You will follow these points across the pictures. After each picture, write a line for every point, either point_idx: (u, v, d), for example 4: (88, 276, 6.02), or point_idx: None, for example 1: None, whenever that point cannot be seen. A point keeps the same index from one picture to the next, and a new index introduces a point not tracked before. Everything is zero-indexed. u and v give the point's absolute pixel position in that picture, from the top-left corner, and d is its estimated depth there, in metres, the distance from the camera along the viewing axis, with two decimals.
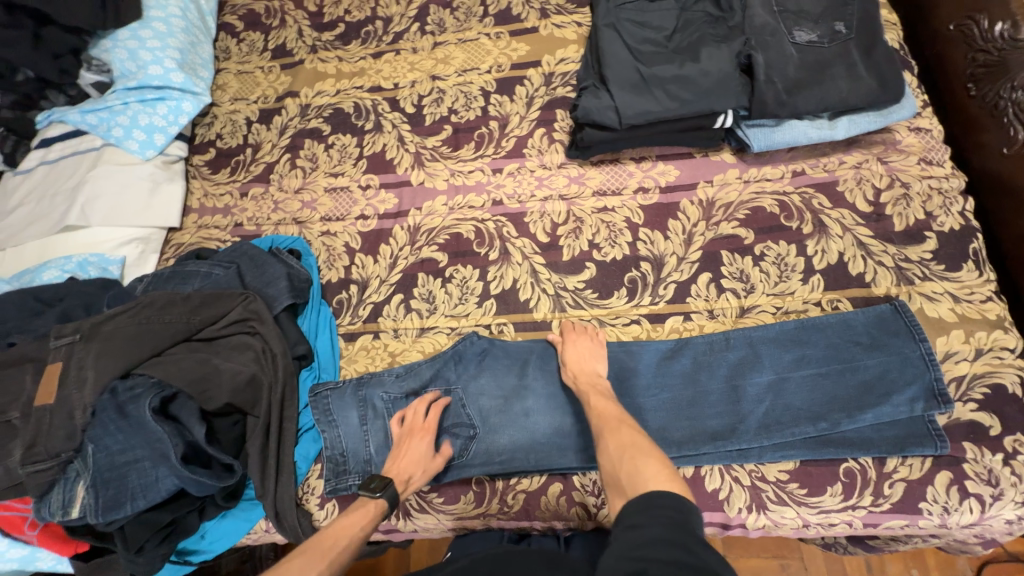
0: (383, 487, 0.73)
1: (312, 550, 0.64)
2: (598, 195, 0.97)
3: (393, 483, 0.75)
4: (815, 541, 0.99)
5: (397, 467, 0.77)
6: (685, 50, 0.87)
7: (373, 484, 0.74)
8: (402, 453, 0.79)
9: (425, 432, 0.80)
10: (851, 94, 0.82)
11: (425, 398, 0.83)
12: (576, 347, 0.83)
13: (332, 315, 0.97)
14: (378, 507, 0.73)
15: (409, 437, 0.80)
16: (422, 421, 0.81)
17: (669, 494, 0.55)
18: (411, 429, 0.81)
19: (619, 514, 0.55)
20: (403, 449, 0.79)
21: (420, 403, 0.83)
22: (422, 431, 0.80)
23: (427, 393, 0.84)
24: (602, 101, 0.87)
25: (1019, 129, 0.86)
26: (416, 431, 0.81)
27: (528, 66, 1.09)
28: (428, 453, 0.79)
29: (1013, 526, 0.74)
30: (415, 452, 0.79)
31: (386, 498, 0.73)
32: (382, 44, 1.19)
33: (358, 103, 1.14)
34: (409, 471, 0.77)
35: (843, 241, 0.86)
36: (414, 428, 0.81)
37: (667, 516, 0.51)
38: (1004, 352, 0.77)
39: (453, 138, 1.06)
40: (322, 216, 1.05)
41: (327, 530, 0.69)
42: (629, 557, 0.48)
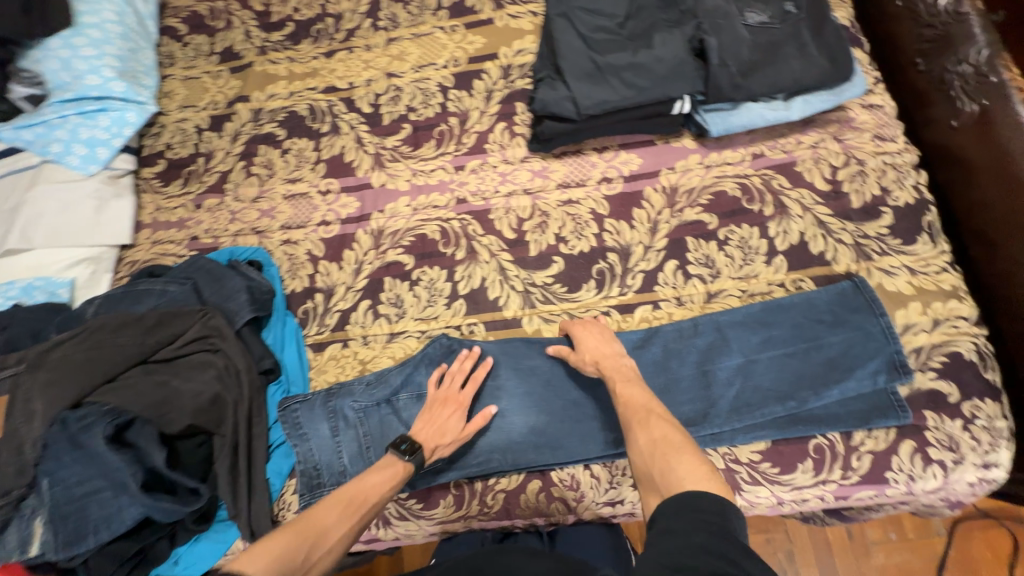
0: (412, 452, 0.75)
1: (342, 506, 0.69)
2: (562, 188, 0.96)
3: (422, 449, 0.76)
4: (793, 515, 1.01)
5: (425, 434, 0.79)
6: (639, 36, 0.86)
7: (403, 447, 0.76)
8: (431, 419, 0.80)
9: (457, 403, 0.81)
10: (804, 75, 0.83)
11: (462, 366, 0.83)
12: (587, 334, 0.81)
13: (298, 326, 0.94)
14: (405, 470, 0.75)
15: (442, 404, 0.81)
16: (457, 391, 0.82)
17: (708, 496, 0.55)
18: (445, 396, 0.82)
19: (656, 515, 0.55)
20: (434, 416, 0.80)
21: (457, 369, 0.83)
22: (455, 402, 0.81)
23: (467, 358, 0.84)
24: (558, 92, 0.86)
25: (966, 101, 0.90)
26: (449, 401, 0.81)
27: (485, 59, 1.07)
28: (460, 423, 0.80)
29: (974, 488, 0.77)
30: (446, 421, 0.80)
31: (413, 463, 0.75)
32: (335, 42, 1.15)
33: (313, 105, 1.10)
34: (439, 439, 0.78)
35: (803, 221, 0.86)
36: (447, 396, 0.82)
37: (709, 523, 0.51)
38: (959, 320, 0.80)
39: (413, 137, 1.04)
40: (281, 224, 1.01)
41: (357, 487, 0.72)
42: (669, 563, 0.48)
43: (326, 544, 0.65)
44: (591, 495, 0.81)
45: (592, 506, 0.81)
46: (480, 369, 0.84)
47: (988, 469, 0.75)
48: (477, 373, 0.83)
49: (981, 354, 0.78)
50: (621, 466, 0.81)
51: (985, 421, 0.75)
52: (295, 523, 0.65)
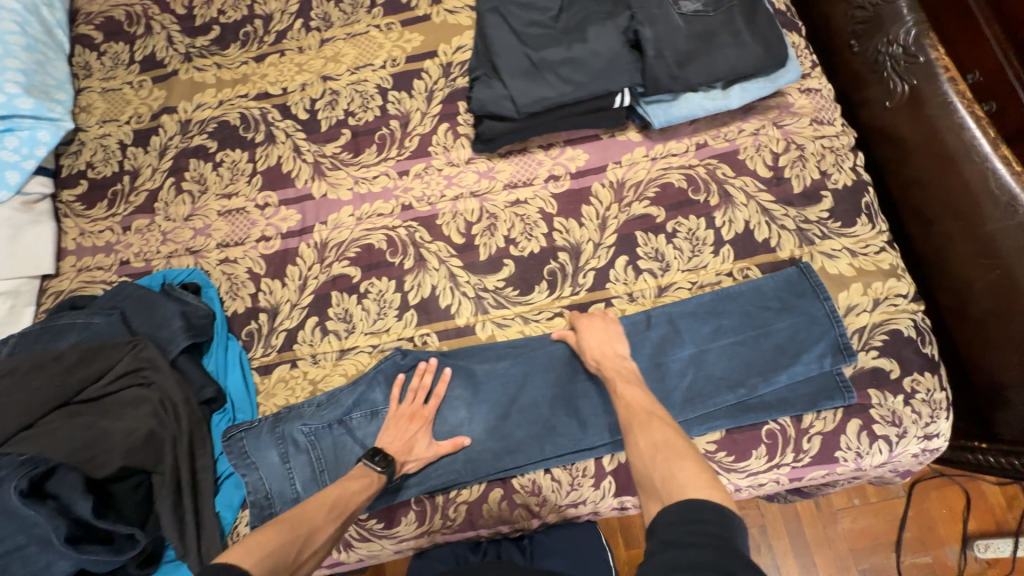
0: (387, 462, 0.74)
1: (328, 510, 0.68)
2: (509, 189, 0.94)
3: (395, 462, 0.75)
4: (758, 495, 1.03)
5: (395, 446, 0.78)
6: (573, 29, 0.83)
7: (378, 457, 0.74)
8: (397, 433, 0.79)
9: (423, 419, 0.80)
10: (740, 62, 0.82)
11: (422, 381, 0.82)
12: (592, 333, 0.80)
13: (242, 349, 0.89)
14: (380, 479, 0.74)
15: (409, 419, 0.80)
16: (422, 406, 0.81)
17: (710, 505, 0.53)
18: (410, 411, 0.81)
19: (656, 523, 0.54)
20: (399, 432, 0.79)
21: (417, 385, 0.82)
22: (421, 418, 0.80)
23: (424, 373, 0.82)
24: (495, 91, 0.83)
25: (897, 82, 0.91)
26: (415, 416, 0.81)
27: (425, 57, 1.03)
28: (427, 442, 0.79)
29: (919, 458, 0.80)
30: (413, 437, 0.79)
31: (387, 473, 0.74)
32: (264, 45, 1.09)
33: (245, 114, 1.04)
34: (406, 454, 0.78)
35: (747, 210, 0.87)
36: (413, 411, 0.81)
37: (711, 537, 0.50)
38: (898, 298, 0.82)
39: (353, 143, 1.00)
40: (218, 242, 0.96)
41: (336, 493, 0.71)
42: None
43: (314, 547, 0.64)
44: (553, 498, 0.80)
45: (555, 509, 0.80)
46: (440, 383, 0.82)
47: (930, 440, 0.78)
48: (438, 389, 0.82)
49: (919, 330, 0.80)
50: (581, 467, 0.80)
51: (925, 394, 0.78)
52: (283, 527, 0.64)
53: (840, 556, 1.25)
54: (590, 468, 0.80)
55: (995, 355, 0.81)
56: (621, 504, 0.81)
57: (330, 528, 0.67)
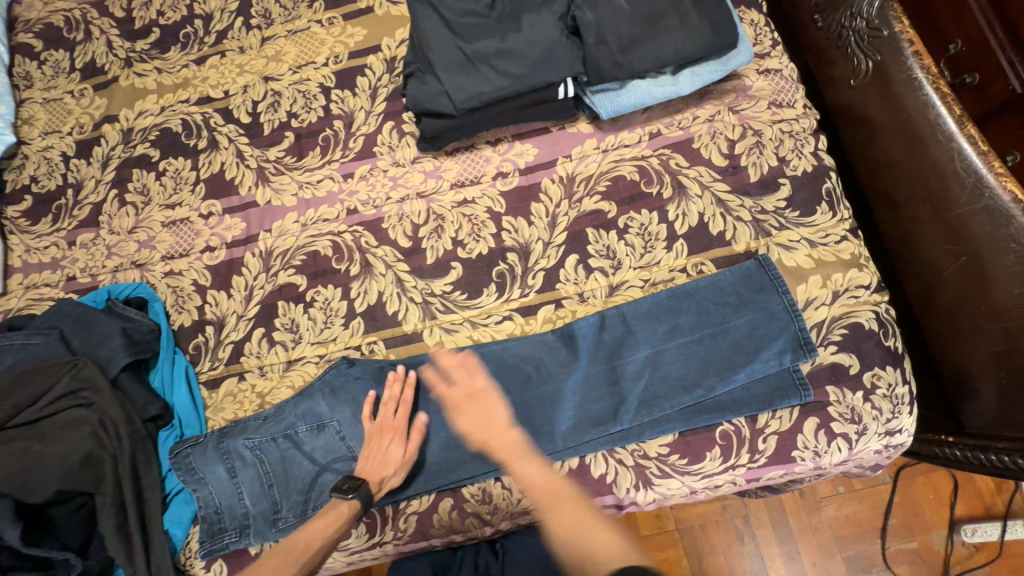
0: (355, 488, 0.73)
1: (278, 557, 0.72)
2: (456, 188, 0.90)
3: (366, 484, 0.74)
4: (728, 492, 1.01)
5: (369, 468, 0.76)
6: (509, 18, 0.79)
7: (346, 486, 0.73)
8: (371, 452, 0.77)
9: (395, 430, 0.77)
10: (687, 45, 0.78)
11: (393, 392, 0.78)
12: (471, 415, 0.77)
13: (189, 363, 0.88)
14: (351, 508, 0.73)
15: (379, 435, 0.77)
16: (392, 418, 0.78)
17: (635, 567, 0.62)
18: (381, 427, 0.78)
19: None
20: (374, 450, 0.77)
21: (387, 398, 0.79)
22: (392, 430, 0.77)
23: (393, 383, 0.79)
24: (430, 88, 0.80)
25: (861, 58, 0.86)
26: (385, 430, 0.78)
27: (367, 53, 0.99)
28: (401, 450, 0.77)
29: (882, 455, 0.77)
30: (388, 450, 0.77)
31: (358, 499, 0.73)
32: (205, 46, 1.05)
33: (187, 120, 1.01)
34: (381, 472, 0.76)
35: (702, 201, 0.83)
36: (383, 426, 0.78)
37: None
38: (859, 290, 0.78)
39: (297, 146, 0.96)
40: (163, 254, 0.94)
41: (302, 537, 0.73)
42: None
43: None
44: (505, 506, 0.78)
45: (507, 517, 0.79)
46: (407, 389, 0.79)
47: (892, 437, 0.75)
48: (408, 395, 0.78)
49: (881, 322, 0.77)
50: None
51: (886, 389, 0.75)
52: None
53: (823, 545, 1.23)
54: None
55: (963, 345, 0.78)
56: None
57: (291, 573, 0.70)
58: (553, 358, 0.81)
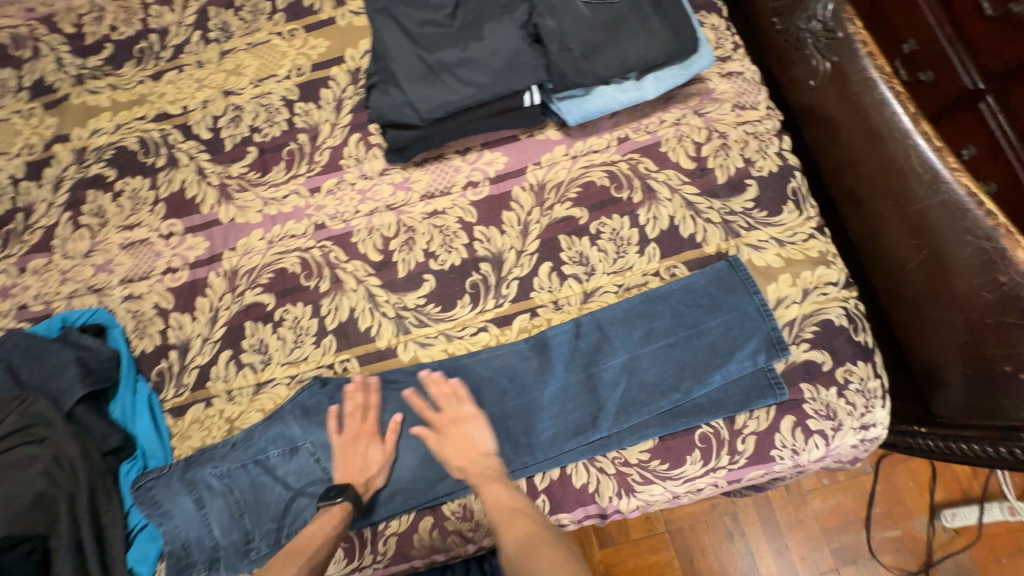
0: (341, 491, 0.71)
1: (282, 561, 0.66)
2: (426, 199, 0.89)
3: (352, 486, 0.73)
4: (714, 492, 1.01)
5: (352, 473, 0.75)
6: (471, 26, 0.78)
7: (331, 491, 0.72)
8: (349, 460, 0.75)
9: (368, 434, 0.77)
10: (649, 50, 0.78)
11: (355, 401, 0.78)
12: (455, 442, 0.75)
13: (152, 391, 0.84)
14: (342, 510, 0.71)
15: (354, 443, 0.76)
16: (363, 423, 0.77)
17: None
18: (354, 434, 0.76)
19: None
20: (350, 458, 0.76)
21: (351, 408, 0.78)
22: (366, 434, 0.77)
23: (354, 392, 0.78)
24: (393, 98, 0.78)
25: (819, 60, 0.88)
26: (359, 436, 0.76)
27: (331, 64, 0.97)
28: (380, 449, 0.77)
29: (859, 449, 0.78)
30: (366, 454, 0.76)
31: (349, 500, 0.71)
32: (161, 61, 1.01)
33: (144, 137, 0.97)
34: (365, 474, 0.75)
35: (672, 204, 0.83)
36: (356, 432, 0.77)
37: None
38: (828, 287, 0.79)
39: (260, 161, 0.94)
40: (121, 278, 0.90)
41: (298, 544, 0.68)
42: None
43: None
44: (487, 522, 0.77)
45: (490, 533, 0.77)
46: (371, 395, 0.79)
47: (868, 430, 0.76)
48: (372, 400, 0.78)
49: (851, 317, 0.78)
50: None
51: (859, 384, 0.76)
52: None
53: (811, 537, 1.24)
54: (522, 487, 0.77)
55: (929, 336, 0.80)
56: (558, 522, 0.77)
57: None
58: (531, 368, 0.80)
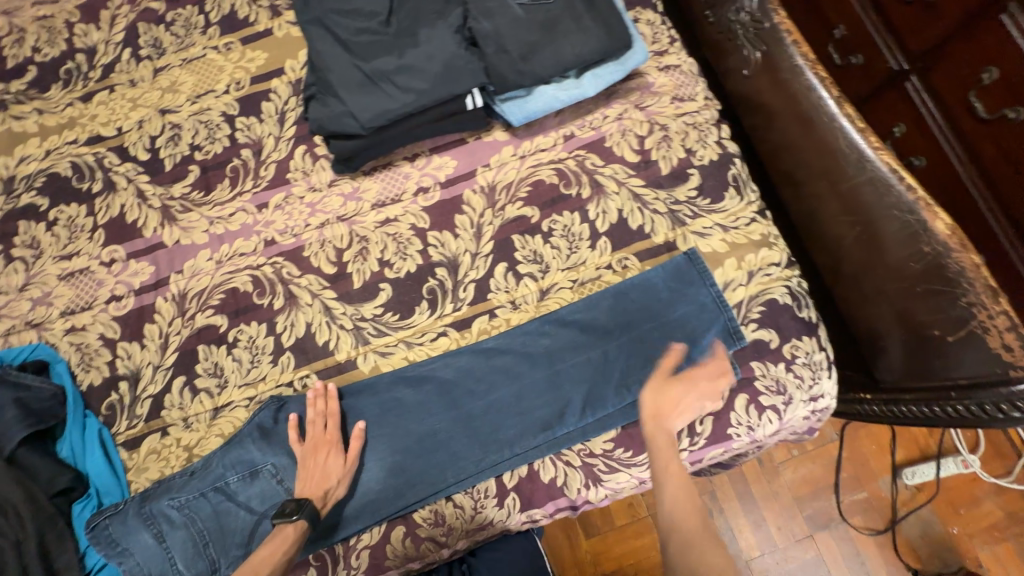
0: (298, 509, 0.70)
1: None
2: (378, 208, 0.88)
3: (309, 502, 0.71)
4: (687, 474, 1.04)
5: (312, 487, 0.73)
6: (406, 32, 0.78)
7: (287, 509, 0.70)
8: (310, 472, 0.74)
9: (329, 444, 0.75)
10: (584, 49, 0.80)
11: (317, 408, 0.77)
12: (660, 396, 0.74)
13: (103, 425, 0.81)
14: (295, 531, 0.70)
15: (314, 453, 0.75)
16: (323, 434, 0.76)
17: None
18: (314, 444, 0.75)
19: None
20: (312, 467, 0.74)
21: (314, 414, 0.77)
22: (326, 444, 0.75)
23: (318, 400, 0.78)
24: (333, 108, 0.78)
25: (750, 49, 0.92)
26: (319, 446, 0.75)
27: (271, 76, 0.95)
28: (340, 460, 0.75)
29: (812, 419, 0.82)
30: (324, 467, 0.74)
31: (304, 520, 0.70)
32: (91, 82, 0.97)
33: (77, 162, 0.93)
34: (324, 486, 0.73)
35: (619, 197, 0.85)
36: (315, 442, 0.76)
37: None
38: (771, 267, 0.82)
39: (203, 179, 0.91)
40: (61, 310, 0.86)
41: (249, 568, 0.67)
42: None
43: None
44: (460, 526, 0.77)
45: (463, 536, 0.77)
46: (334, 401, 0.78)
47: (817, 401, 0.79)
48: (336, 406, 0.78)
49: (795, 295, 0.81)
50: (482, 489, 0.78)
51: (805, 358, 0.79)
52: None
53: (785, 507, 1.29)
54: (491, 487, 0.78)
55: (870, 307, 0.84)
56: (531, 517, 0.78)
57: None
58: (492, 368, 0.80)
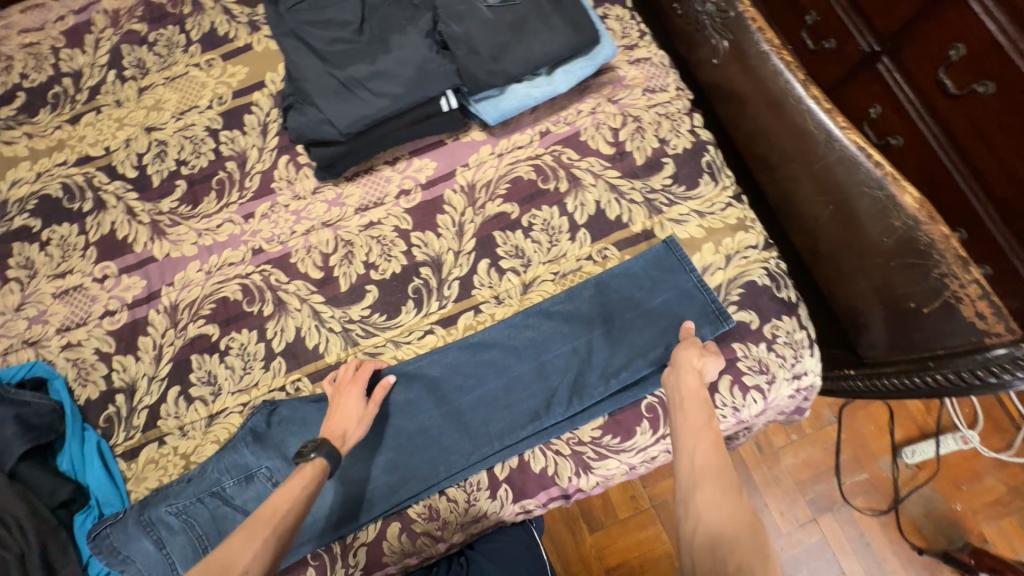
0: (316, 447, 0.69)
1: (245, 533, 0.60)
2: (361, 212, 0.90)
3: (328, 442, 0.70)
4: None
5: (333, 427, 0.73)
6: (379, 39, 0.80)
7: (306, 448, 0.70)
8: (334, 413, 0.75)
9: (351, 388, 0.77)
10: (553, 46, 0.82)
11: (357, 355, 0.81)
12: (703, 353, 0.74)
13: (102, 438, 0.82)
14: (317, 465, 0.68)
15: (338, 395, 0.77)
16: (348, 378, 0.78)
17: None
18: (339, 386, 0.78)
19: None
20: (334, 410, 0.75)
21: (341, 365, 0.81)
22: (349, 388, 0.77)
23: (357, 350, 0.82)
24: (312, 117, 0.80)
25: (718, 39, 0.94)
26: (342, 389, 0.77)
27: (252, 90, 0.97)
28: (360, 404, 0.76)
29: (797, 397, 0.83)
30: (345, 407, 0.75)
31: (324, 455, 0.69)
32: (78, 104, 1.00)
33: (68, 183, 0.95)
34: (343, 427, 0.74)
35: (596, 189, 0.87)
36: (341, 386, 0.77)
37: None
38: (748, 250, 0.84)
39: (190, 193, 0.93)
40: (57, 327, 0.88)
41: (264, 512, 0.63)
42: None
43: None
44: (455, 519, 0.78)
45: (458, 529, 0.78)
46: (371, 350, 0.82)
47: (801, 379, 0.81)
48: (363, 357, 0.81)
49: (773, 276, 0.83)
50: (474, 481, 0.79)
51: (786, 337, 0.80)
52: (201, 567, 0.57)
53: (787, 492, 1.29)
54: (483, 480, 0.79)
55: (849, 284, 0.85)
56: (524, 508, 0.80)
57: (255, 553, 0.58)
58: (478, 360, 0.82)
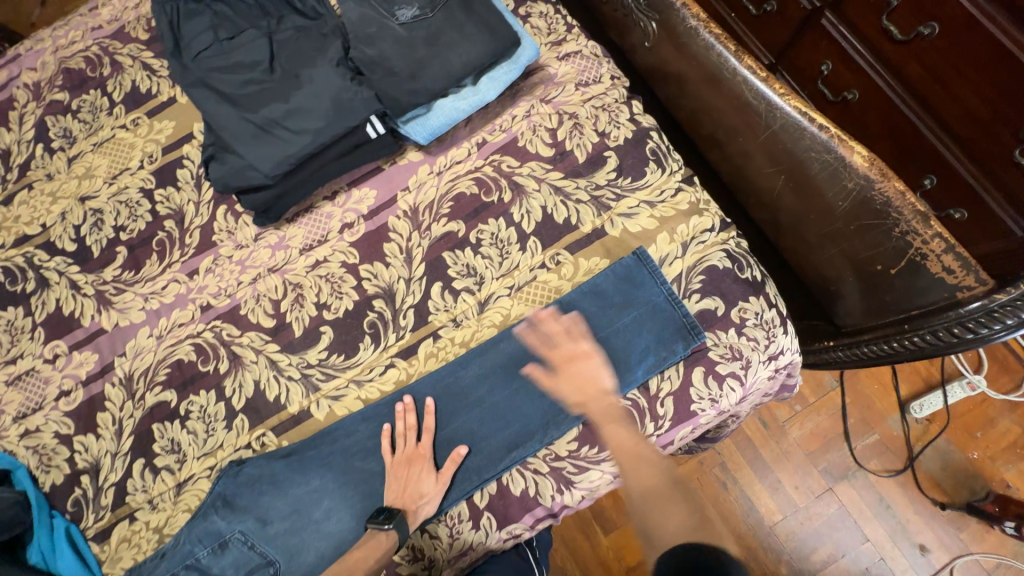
0: (390, 518, 0.70)
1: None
2: (306, 253, 0.87)
3: (400, 512, 0.71)
4: (682, 450, 1.08)
5: (402, 498, 0.73)
6: (291, 75, 0.78)
7: (380, 517, 0.70)
8: (405, 483, 0.74)
9: (420, 460, 0.75)
10: (472, 55, 0.79)
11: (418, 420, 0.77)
12: (573, 380, 0.75)
13: (72, 522, 0.80)
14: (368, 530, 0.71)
15: (408, 465, 0.75)
16: (416, 447, 0.76)
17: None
18: (408, 455, 0.75)
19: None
20: (403, 479, 0.74)
21: (403, 428, 0.77)
22: (419, 458, 0.75)
23: (406, 413, 0.77)
24: (234, 164, 0.77)
25: (646, 21, 0.91)
26: (413, 459, 0.75)
27: (182, 143, 0.96)
28: (433, 479, 0.74)
29: (778, 377, 0.80)
30: (417, 480, 0.74)
31: (395, 530, 0.70)
32: (9, 184, 0.97)
33: (7, 266, 0.93)
34: (415, 502, 0.73)
35: (541, 194, 0.84)
36: (409, 456, 0.75)
37: None
38: (705, 234, 0.81)
39: (132, 259, 0.91)
40: (14, 416, 0.86)
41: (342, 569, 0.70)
42: None
43: None
44: (443, 553, 0.75)
45: (446, 565, 0.75)
46: (427, 415, 0.77)
47: (778, 359, 0.77)
48: (427, 422, 0.77)
49: (734, 257, 0.80)
50: (455, 514, 0.76)
51: (755, 319, 0.77)
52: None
53: (798, 466, 1.24)
54: (464, 511, 0.76)
55: (817, 254, 0.82)
56: (511, 533, 0.76)
57: None
58: (459, 405, 0.78)
